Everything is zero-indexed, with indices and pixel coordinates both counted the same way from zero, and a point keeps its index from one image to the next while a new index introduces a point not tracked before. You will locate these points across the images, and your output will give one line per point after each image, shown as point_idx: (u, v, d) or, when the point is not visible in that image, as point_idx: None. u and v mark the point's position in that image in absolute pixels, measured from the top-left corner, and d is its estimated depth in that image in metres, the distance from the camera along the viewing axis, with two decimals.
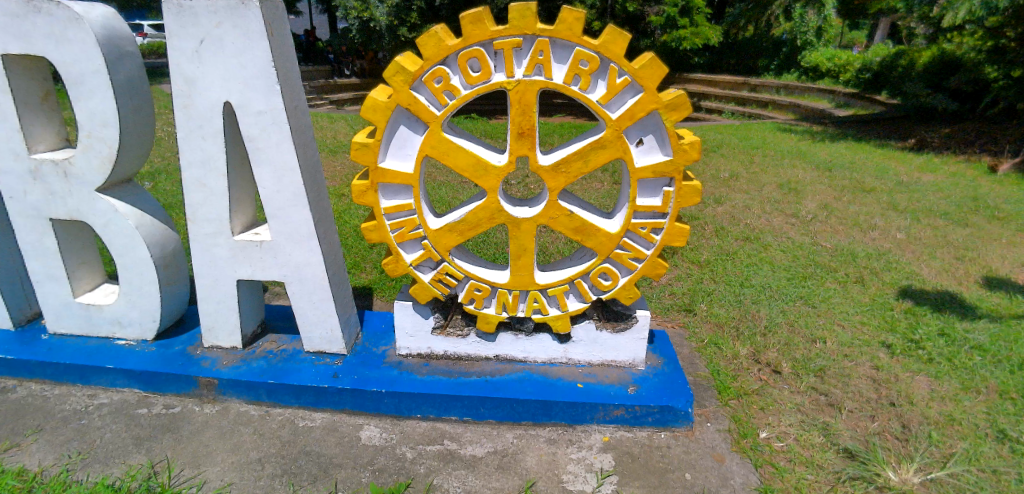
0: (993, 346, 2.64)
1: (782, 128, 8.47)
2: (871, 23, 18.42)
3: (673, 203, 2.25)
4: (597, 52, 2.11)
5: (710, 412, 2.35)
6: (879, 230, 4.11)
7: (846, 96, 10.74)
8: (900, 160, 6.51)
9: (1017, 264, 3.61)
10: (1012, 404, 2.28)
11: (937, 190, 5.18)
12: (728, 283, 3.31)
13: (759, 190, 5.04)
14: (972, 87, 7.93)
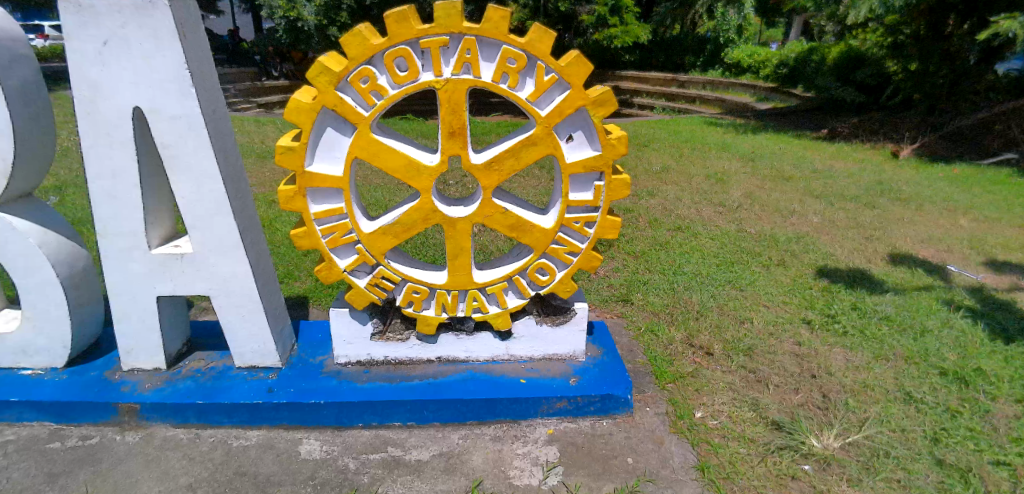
0: (899, 317, 2.88)
1: (709, 122, 8.86)
2: (785, 23, 19.55)
3: (604, 197, 2.31)
4: (524, 50, 2.12)
5: (650, 397, 2.43)
6: (798, 216, 4.39)
7: (767, 90, 11.44)
8: (816, 149, 6.98)
9: (917, 240, 3.95)
10: (916, 368, 2.49)
11: (847, 176, 5.59)
12: (662, 272, 3.43)
13: (688, 182, 5.25)
14: (876, 80, 8.62)
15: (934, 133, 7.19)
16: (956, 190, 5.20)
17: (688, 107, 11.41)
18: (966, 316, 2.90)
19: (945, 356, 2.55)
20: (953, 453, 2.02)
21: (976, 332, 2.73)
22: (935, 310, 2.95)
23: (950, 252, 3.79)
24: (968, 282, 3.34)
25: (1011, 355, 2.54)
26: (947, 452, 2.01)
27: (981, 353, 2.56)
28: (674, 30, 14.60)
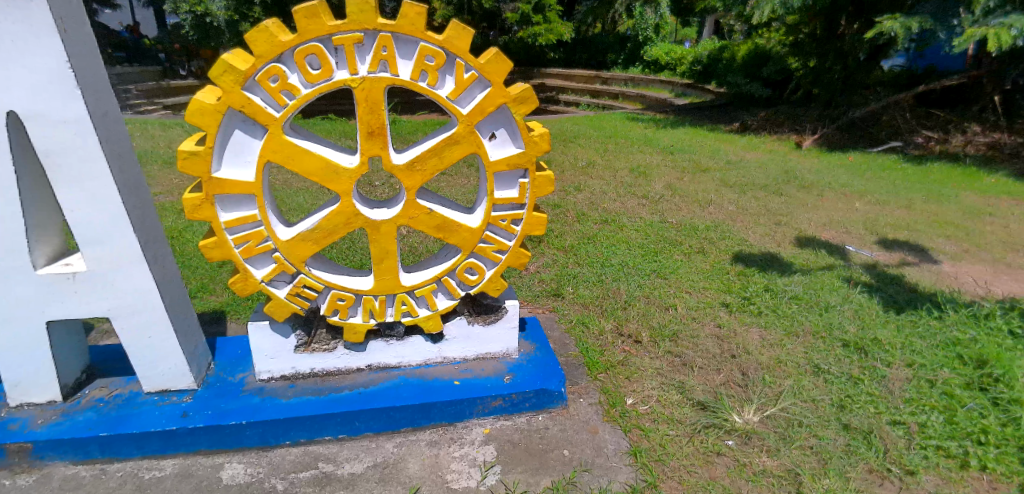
0: (806, 295, 3.11)
1: (632, 117, 9.18)
2: (698, 21, 20.61)
3: (529, 194, 2.31)
4: (442, 47, 2.08)
5: (583, 388, 2.47)
6: (714, 205, 4.63)
7: (684, 86, 11.99)
8: (729, 141, 7.41)
9: (819, 224, 4.28)
10: (822, 342, 2.69)
11: (757, 166, 5.98)
12: (591, 264, 3.51)
13: (613, 176, 5.41)
14: (779, 76, 9.31)
15: (831, 125, 7.86)
16: (850, 176, 5.69)
17: (612, 103, 11.77)
18: (862, 291, 3.18)
19: (846, 329, 2.77)
20: (856, 417, 2.20)
21: (871, 305, 2.99)
22: (836, 287, 3.21)
23: (847, 233, 4.14)
24: (863, 260, 3.66)
25: (901, 323, 2.81)
26: (851, 417, 2.19)
27: (876, 324, 2.81)
28: (596, 28, 15.03)
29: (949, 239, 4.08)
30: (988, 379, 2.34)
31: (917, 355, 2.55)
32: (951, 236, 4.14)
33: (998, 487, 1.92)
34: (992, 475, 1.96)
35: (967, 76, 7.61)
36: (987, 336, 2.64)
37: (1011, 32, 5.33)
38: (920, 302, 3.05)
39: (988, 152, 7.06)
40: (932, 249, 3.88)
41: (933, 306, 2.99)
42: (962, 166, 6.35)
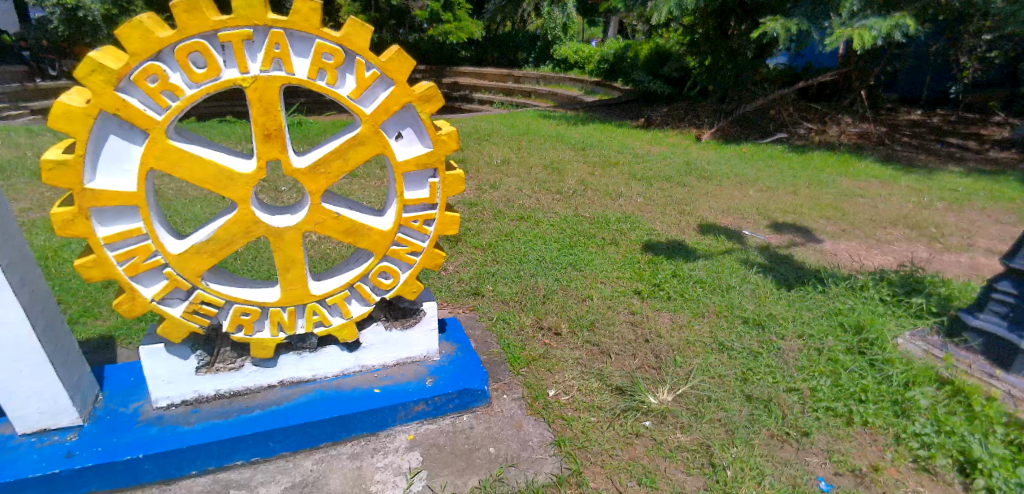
0: (709, 278, 3.33)
1: (545, 115, 9.37)
2: (604, 21, 21.40)
3: (440, 194, 2.28)
4: (340, 44, 2.00)
5: (506, 384, 2.49)
6: (624, 198, 4.85)
7: (593, 84, 12.25)
8: (636, 136, 7.79)
9: (718, 211, 4.61)
10: (725, 320, 2.90)
11: (662, 159, 6.33)
12: (509, 261, 3.54)
13: (528, 173, 5.50)
14: (678, 74, 9.94)
15: (726, 119, 8.49)
16: (744, 166, 6.18)
17: (524, 101, 11.92)
18: (757, 271, 3.45)
19: (745, 307, 3.00)
20: (757, 388, 2.38)
21: (765, 283, 3.26)
22: (734, 269, 3.46)
23: (742, 219, 4.49)
24: (756, 242, 3.98)
25: (790, 298, 3.09)
26: (752, 388, 2.38)
27: (770, 300, 3.06)
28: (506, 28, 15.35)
29: (828, 220, 4.54)
30: (864, 342, 2.62)
31: (805, 326, 2.80)
32: (829, 217, 4.61)
33: (875, 438, 2.16)
34: (870, 427, 2.21)
35: (837, 73, 8.50)
36: (862, 304, 2.95)
37: (870, 33, 6.00)
38: (805, 278, 3.36)
39: (858, 141, 7.94)
40: (814, 230, 4.30)
41: (816, 280, 3.32)
42: (838, 154, 7.10)
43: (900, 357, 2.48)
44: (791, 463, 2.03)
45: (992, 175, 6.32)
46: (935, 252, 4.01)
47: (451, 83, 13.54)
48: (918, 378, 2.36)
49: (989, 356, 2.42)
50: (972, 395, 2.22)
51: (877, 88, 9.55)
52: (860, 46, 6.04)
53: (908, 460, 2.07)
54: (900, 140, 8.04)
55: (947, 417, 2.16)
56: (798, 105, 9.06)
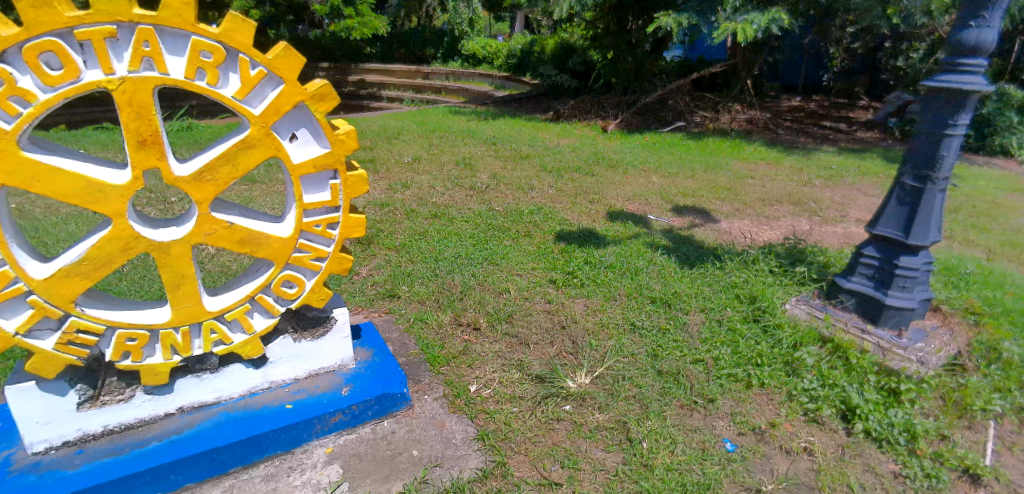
0: (619, 263, 3.48)
1: (456, 111, 9.34)
2: (510, 17, 21.63)
3: (343, 195, 2.20)
4: (220, 41, 1.85)
5: (427, 384, 2.46)
6: (536, 190, 4.94)
7: (502, 79, 12.39)
8: (546, 130, 7.96)
9: (625, 198, 4.82)
10: (636, 301, 3.04)
11: (571, 150, 6.53)
12: (424, 260, 3.49)
13: (440, 170, 5.46)
14: (583, 68, 10.27)
15: (630, 110, 8.90)
16: (647, 154, 6.51)
17: (435, 97, 11.91)
18: (662, 253, 3.65)
19: (652, 287, 3.17)
20: (666, 362, 2.52)
21: (669, 264, 3.46)
22: (641, 252, 3.64)
23: (647, 204, 4.72)
24: (660, 226, 4.21)
25: (692, 276, 3.29)
26: (662, 363, 2.51)
27: (674, 279, 3.25)
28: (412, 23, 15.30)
29: (723, 200, 4.90)
30: (757, 311, 2.86)
31: (706, 300, 3.00)
32: (724, 198, 4.97)
33: (771, 397, 2.36)
34: (766, 388, 2.41)
35: (727, 63, 9.11)
36: (754, 276, 3.21)
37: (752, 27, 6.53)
38: (705, 256, 3.60)
39: (748, 127, 8.62)
40: (711, 211, 4.62)
41: (714, 257, 3.56)
42: (730, 139, 7.67)
43: (787, 321, 2.72)
44: (700, 429, 2.17)
45: (858, 153, 7.11)
46: (814, 225, 4.45)
47: (358, 80, 13.20)
48: (803, 339, 2.60)
49: (860, 314, 2.70)
50: (849, 349, 2.47)
51: (761, 79, 10.43)
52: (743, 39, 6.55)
53: (799, 413, 2.28)
54: (783, 125, 8.86)
55: (828, 371, 2.40)
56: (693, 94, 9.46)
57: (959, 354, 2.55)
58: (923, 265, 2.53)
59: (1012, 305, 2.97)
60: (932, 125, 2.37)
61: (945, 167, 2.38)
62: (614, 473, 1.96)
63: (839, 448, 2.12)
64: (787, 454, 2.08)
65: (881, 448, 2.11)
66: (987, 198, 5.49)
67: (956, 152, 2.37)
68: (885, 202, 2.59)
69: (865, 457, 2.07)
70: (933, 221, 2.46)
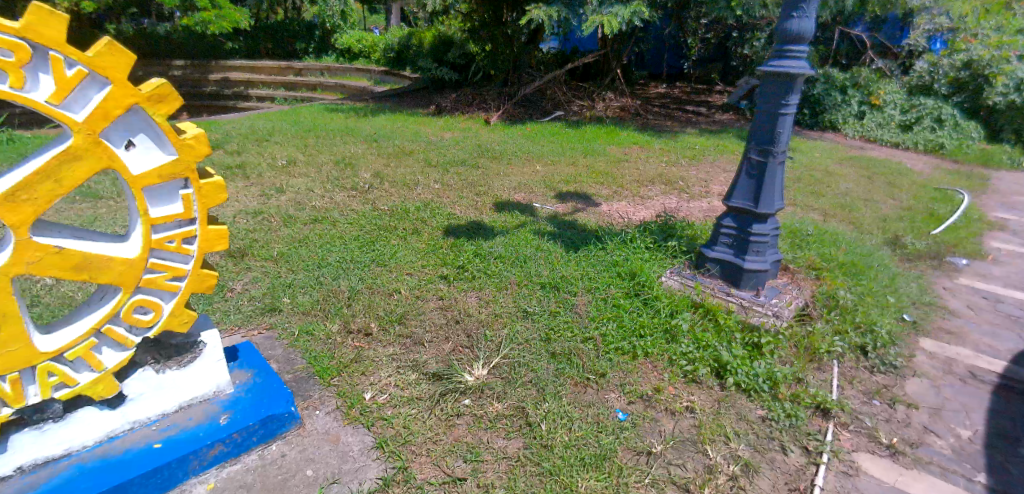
0: (507, 252, 3.53)
1: (331, 108, 8.98)
2: (386, 12, 21.08)
3: (197, 207, 1.99)
4: (22, 37, 1.51)
5: (318, 399, 2.33)
6: (422, 186, 4.88)
7: (380, 74, 12.16)
8: (428, 125, 7.87)
9: (510, 188, 4.89)
10: (527, 288, 3.11)
11: (454, 144, 6.51)
12: (306, 268, 3.30)
13: (318, 172, 5.18)
14: (463, 60, 10.27)
15: (510, 101, 9.01)
16: (529, 144, 6.70)
17: (309, 95, 11.43)
18: (548, 239, 3.77)
19: (541, 273, 3.26)
20: (559, 344, 2.61)
21: (556, 249, 3.58)
22: (528, 240, 3.73)
23: (532, 193, 4.83)
24: (546, 213, 4.34)
25: (577, 259, 3.43)
26: (555, 345, 2.60)
27: (561, 263, 3.37)
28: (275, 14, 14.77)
29: (602, 184, 5.18)
30: (637, 286, 3.05)
31: (592, 280, 3.14)
32: (604, 181, 5.26)
33: (655, 365, 2.54)
34: (650, 357, 2.58)
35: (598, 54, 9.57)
36: (632, 252, 3.41)
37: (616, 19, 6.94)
38: (588, 239, 3.78)
39: (621, 114, 9.18)
40: (591, 195, 4.84)
41: (596, 239, 3.74)
42: (605, 126, 8.09)
43: (663, 291, 2.94)
44: (594, 404, 2.27)
45: (718, 134, 7.87)
46: (682, 201, 4.85)
47: (222, 79, 12.52)
48: (678, 306, 2.82)
49: (724, 279, 2.99)
50: (716, 311, 2.72)
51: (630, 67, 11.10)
52: (609, 31, 6.94)
53: (680, 376, 2.47)
54: (653, 111, 9.57)
55: (701, 334, 2.63)
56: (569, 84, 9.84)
57: (806, 306, 2.91)
58: (771, 230, 2.85)
59: (844, 258, 3.42)
60: (768, 105, 2.67)
61: (782, 142, 2.69)
62: (515, 459, 1.99)
63: (715, 402, 2.33)
64: (673, 415, 2.25)
65: (750, 397, 2.36)
66: (820, 168, 6.33)
67: (790, 128, 2.69)
68: (737, 176, 2.88)
69: (737, 407, 2.30)
70: (776, 191, 2.78)
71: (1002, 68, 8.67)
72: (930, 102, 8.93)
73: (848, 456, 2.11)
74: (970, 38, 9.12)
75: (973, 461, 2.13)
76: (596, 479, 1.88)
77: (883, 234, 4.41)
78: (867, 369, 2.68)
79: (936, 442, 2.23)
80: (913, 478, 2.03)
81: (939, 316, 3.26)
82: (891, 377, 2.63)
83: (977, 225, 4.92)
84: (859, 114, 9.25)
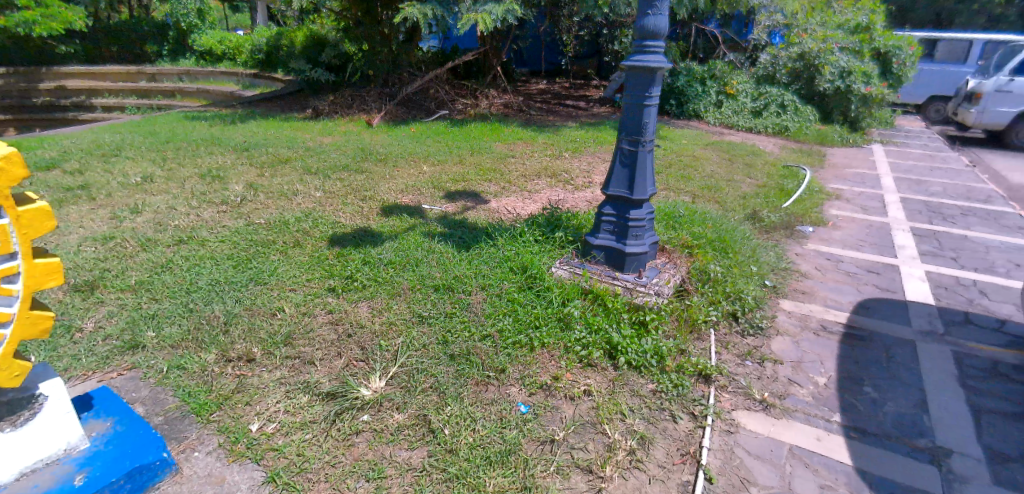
0: (398, 257, 3.45)
1: (191, 116, 8.55)
2: (251, 15, 19.91)
3: (19, 238, 1.60)
4: None
5: (195, 439, 2.09)
6: (302, 195, 4.77)
7: (248, 76, 12.50)
8: (305, 130, 7.62)
9: (396, 191, 4.97)
10: (421, 292, 3.05)
11: (335, 149, 6.45)
12: (172, 296, 2.98)
13: (182, 188, 4.83)
14: (339, 60, 9.96)
15: (391, 102, 8.89)
16: (414, 145, 6.76)
17: (168, 102, 11.58)
18: (439, 240, 3.75)
19: (434, 275, 3.21)
20: (457, 345, 2.59)
21: (447, 250, 3.56)
22: (418, 243, 3.68)
23: (420, 195, 4.94)
24: (434, 214, 4.41)
25: (469, 257, 3.43)
26: (453, 347, 2.57)
27: (453, 263, 3.35)
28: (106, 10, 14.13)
29: (489, 181, 5.36)
30: (530, 279, 3.11)
31: (485, 278, 3.14)
32: (491, 179, 5.42)
33: (552, 354, 2.61)
34: (547, 346, 2.64)
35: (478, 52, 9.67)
36: (523, 246, 3.46)
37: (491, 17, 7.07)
38: (478, 237, 3.80)
39: (504, 111, 9.38)
40: (480, 193, 5.01)
41: (487, 236, 3.78)
42: (490, 123, 8.24)
43: (554, 282, 3.02)
44: (497, 400, 2.28)
45: (597, 126, 8.33)
46: (567, 193, 5.07)
47: (58, 88, 11.90)
48: (570, 295, 2.91)
49: (609, 264, 3.13)
50: (605, 295, 2.85)
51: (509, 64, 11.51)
52: (486, 28, 7.04)
53: (576, 361, 2.56)
54: (535, 107, 9.94)
55: (592, 319, 2.73)
56: (453, 83, 9.81)
57: (683, 282, 3.15)
58: (647, 215, 3.04)
59: (713, 236, 3.72)
60: (633, 97, 2.84)
61: (649, 132, 2.87)
62: (420, 468, 1.93)
63: (611, 383, 2.44)
64: (573, 400, 2.32)
65: (642, 373, 2.50)
66: (688, 153, 6.92)
67: (655, 119, 2.88)
68: (613, 166, 3.02)
69: (631, 385, 2.42)
70: (648, 178, 2.97)
71: (828, 58, 9.97)
72: (775, 90, 10.10)
73: (729, 416, 2.31)
74: (802, 33, 10.42)
75: (830, 403, 2.42)
76: (503, 476, 1.88)
77: (744, 210, 4.91)
78: (739, 334, 2.96)
79: (800, 391, 2.50)
80: (784, 427, 2.26)
81: (793, 280, 3.69)
82: (757, 338, 2.93)
83: (818, 196, 5.64)
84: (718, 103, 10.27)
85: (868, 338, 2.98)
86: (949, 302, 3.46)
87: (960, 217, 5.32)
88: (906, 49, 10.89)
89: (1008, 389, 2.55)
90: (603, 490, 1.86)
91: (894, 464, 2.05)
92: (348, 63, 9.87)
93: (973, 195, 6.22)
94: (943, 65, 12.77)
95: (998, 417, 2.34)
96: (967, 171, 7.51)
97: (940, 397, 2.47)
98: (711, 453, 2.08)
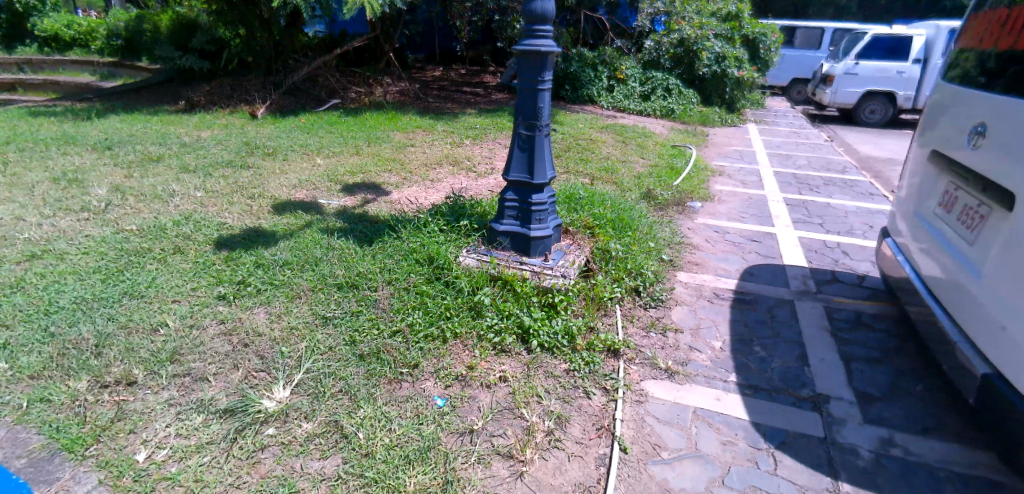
0: (294, 257, 3.25)
1: (36, 112, 7.45)
2: None
3: None
4: None
5: (69, 479, 1.79)
6: (180, 196, 4.34)
7: (108, 66, 12.04)
8: (177, 124, 6.93)
9: (289, 187, 4.69)
10: (325, 293, 2.90)
11: (215, 143, 5.95)
12: (25, 320, 2.58)
13: (30, 194, 4.20)
14: (214, 46, 9.15)
15: (276, 91, 8.36)
16: (305, 136, 6.38)
17: (11, 95, 10.95)
18: (338, 236, 3.59)
19: (336, 273, 3.07)
20: (366, 345, 2.50)
21: (348, 246, 3.41)
22: (316, 240, 3.50)
23: (315, 189, 4.70)
24: (333, 209, 4.21)
25: (372, 253, 3.31)
26: (362, 346, 2.48)
27: (356, 260, 3.21)
28: None
29: (389, 172, 5.22)
30: (437, 270, 3.05)
31: (391, 273, 3.04)
32: (391, 169, 5.29)
33: (465, 344, 2.59)
34: (460, 337, 2.63)
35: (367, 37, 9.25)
36: (429, 236, 3.38)
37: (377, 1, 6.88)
38: (381, 230, 3.68)
39: (400, 99, 9.12)
40: (380, 184, 4.87)
41: (390, 229, 3.67)
42: (386, 111, 7.99)
43: (463, 271, 2.99)
44: (412, 397, 2.23)
45: (495, 113, 8.38)
46: (470, 181, 5.07)
47: None
48: (479, 282, 2.90)
49: (516, 250, 3.15)
50: (513, 281, 2.86)
51: (403, 50, 11.32)
52: (373, 13, 6.86)
53: (490, 349, 2.57)
54: (431, 94, 9.78)
55: (503, 305, 2.75)
56: (343, 70, 9.51)
57: (587, 261, 3.25)
58: (549, 199, 3.10)
59: (612, 215, 3.87)
60: (527, 82, 2.86)
61: (545, 116, 2.92)
62: (334, 477, 1.82)
63: (525, 367, 2.48)
64: (488, 388, 2.33)
65: (554, 354, 2.58)
66: (585, 137, 7.18)
67: (549, 103, 2.93)
68: (511, 151, 3.03)
69: (544, 366, 2.49)
70: (546, 162, 3.02)
71: (704, 45, 10.86)
72: (659, 75, 10.79)
73: (638, 386, 2.44)
74: (681, 20, 11.10)
75: (725, 365, 2.64)
76: (423, 473, 1.83)
77: (639, 189, 5.17)
78: (643, 307, 3.15)
79: (699, 357, 2.70)
80: (687, 392, 2.42)
81: (687, 253, 3.96)
82: (659, 310, 3.13)
83: (704, 173, 6.10)
84: (609, 88, 10.73)
85: (754, 301, 3.28)
86: (818, 263, 3.88)
87: (822, 187, 6.00)
88: (770, 36, 12.04)
89: (869, 337, 2.91)
90: (524, 474, 1.89)
91: (782, 415, 2.27)
92: (223, 50, 9.03)
93: (832, 167, 7.03)
94: (801, 50, 14.27)
95: (863, 362, 2.67)
96: (826, 145, 8.48)
97: (817, 350, 2.77)
98: (623, 424, 2.18)
